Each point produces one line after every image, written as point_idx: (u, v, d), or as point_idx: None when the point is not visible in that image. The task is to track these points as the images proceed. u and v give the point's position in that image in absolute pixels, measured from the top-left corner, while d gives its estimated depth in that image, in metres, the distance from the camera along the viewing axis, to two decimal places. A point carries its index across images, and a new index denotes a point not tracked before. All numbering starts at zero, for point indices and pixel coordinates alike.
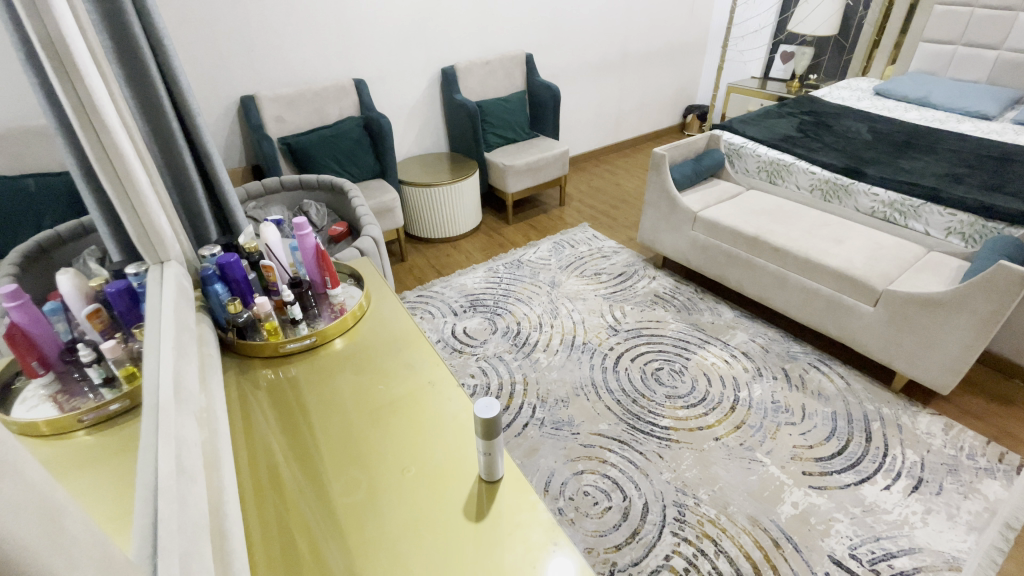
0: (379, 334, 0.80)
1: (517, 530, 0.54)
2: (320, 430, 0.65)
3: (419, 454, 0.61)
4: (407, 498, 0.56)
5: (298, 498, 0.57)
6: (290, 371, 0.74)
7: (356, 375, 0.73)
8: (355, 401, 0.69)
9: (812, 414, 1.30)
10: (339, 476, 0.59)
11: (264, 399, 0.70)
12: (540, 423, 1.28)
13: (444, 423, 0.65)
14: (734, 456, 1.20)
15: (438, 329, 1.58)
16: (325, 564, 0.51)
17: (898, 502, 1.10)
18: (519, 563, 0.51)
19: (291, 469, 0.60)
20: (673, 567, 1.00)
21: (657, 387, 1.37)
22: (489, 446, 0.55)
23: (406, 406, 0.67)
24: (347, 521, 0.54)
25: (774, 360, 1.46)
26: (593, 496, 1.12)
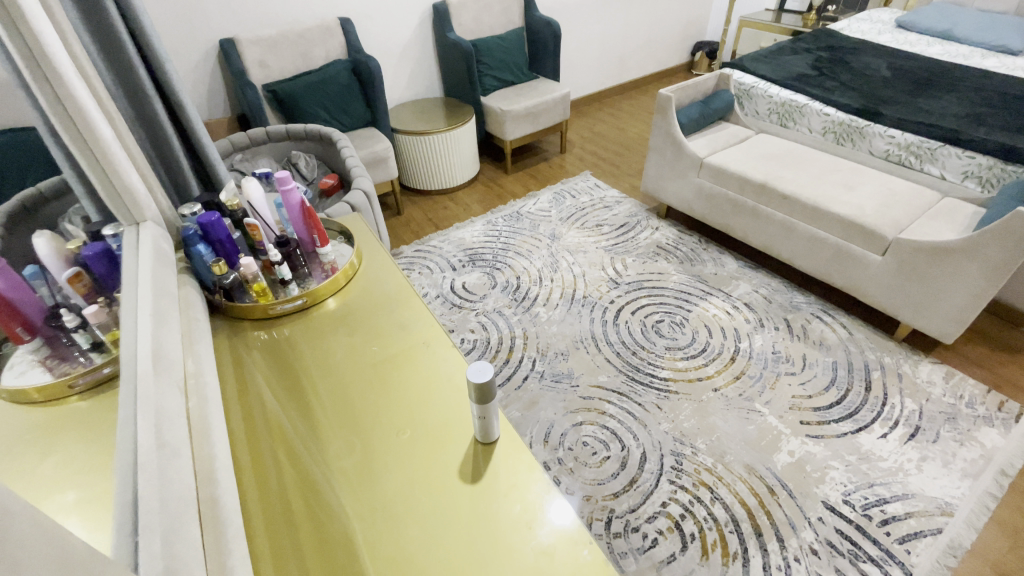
0: (372, 293, 0.78)
1: (513, 490, 0.53)
2: (315, 390, 0.64)
3: (415, 414, 0.60)
4: (403, 461, 0.56)
5: (295, 459, 0.57)
6: (283, 332, 0.73)
7: (350, 335, 0.71)
8: (349, 361, 0.67)
9: (813, 364, 1.29)
10: (335, 437, 0.58)
11: (257, 359, 0.69)
12: (540, 376, 1.28)
13: (441, 382, 0.64)
14: (732, 407, 1.20)
15: (437, 284, 1.56)
16: (322, 526, 0.51)
17: (894, 449, 1.11)
18: (516, 523, 0.51)
19: (287, 430, 0.60)
20: (670, 513, 1.03)
21: (657, 339, 1.36)
22: (483, 410, 0.54)
23: (401, 366, 0.66)
24: (346, 483, 0.54)
25: (777, 311, 1.44)
26: (592, 446, 1.14)
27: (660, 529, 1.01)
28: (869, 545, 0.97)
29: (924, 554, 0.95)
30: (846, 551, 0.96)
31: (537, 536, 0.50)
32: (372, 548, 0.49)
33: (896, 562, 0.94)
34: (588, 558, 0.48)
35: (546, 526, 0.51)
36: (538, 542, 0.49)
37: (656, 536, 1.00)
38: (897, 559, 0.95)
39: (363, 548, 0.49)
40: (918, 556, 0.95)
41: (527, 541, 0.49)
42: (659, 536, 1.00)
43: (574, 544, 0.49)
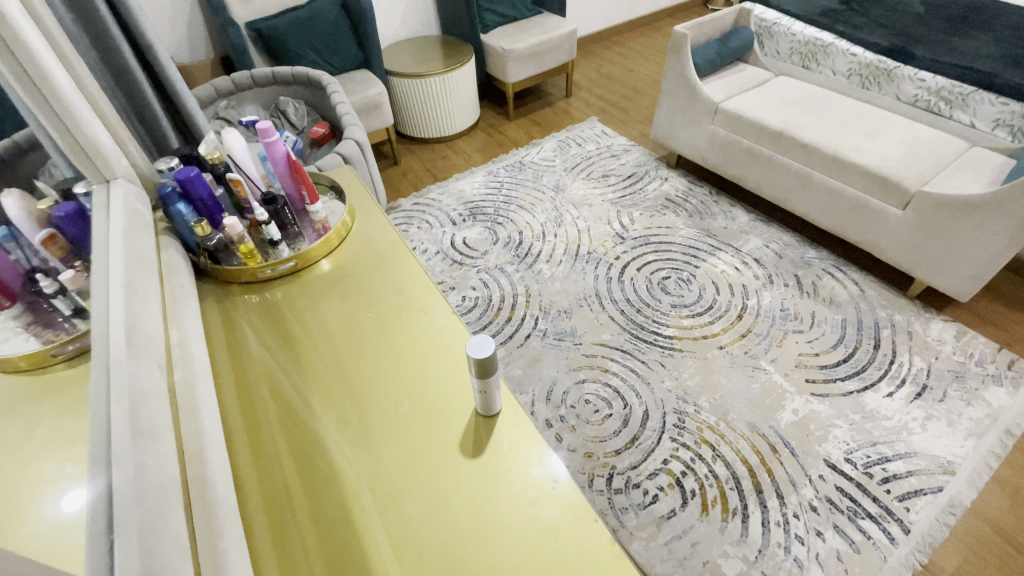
0: (367, 254, 0.74)
1: (515, 466, 0.52)
2: (307, 360, 0.61)
3: (414, 386, 0.58)
4: (400, 434, 0.54)
5: (288, 431, 0.55)
6: (273, 296, 0.69)
7: (344, 300, 0.68)
8: (344, 328, 0.64)
9: (821, 322, 1.27)
10: (331, 410, 0.56)
11: (247, 326, 0.66)
12: (543, 334, 1.26)
13: (440, 351, 0.61)
14: (737, 364, 1.19)
15: (437, 240, 1.51)
16: (318, 501, 0.50)
17: (899, 408, 1.10)
18: (518, 500, 0.49)
19: (280, 402, 0.57)
20: (671, 471, 1.03)
21: (663, 296, 1.33)
22: (484, 385, 0.51)
23: (398, 333, 0.63)
24: (342, 458, 0.52)
25: (787, 267, 1.39)
26: (594, 404, 1.13)
27: (661, 485, 1.01)
28: (868, 503, 0.98)
29: (922, 512, 0.96)
30: (845, 508, 0.97)
31: (539, 515, 0.48)
32: (370, 526, 0.48)
33: (894, 519, 0.95)
34: (594, 536, 0.47)
35: (551, 502, 0.49)
36: (543, 520, 0.48)
37: (657, 493, 1.00)
38: (896, 516, 0.95)
39: (362, 527, 0.48)
40: (916, 513, 0.96)
41: (531, 519, 0.48)
42: (660, 493, 1.00)
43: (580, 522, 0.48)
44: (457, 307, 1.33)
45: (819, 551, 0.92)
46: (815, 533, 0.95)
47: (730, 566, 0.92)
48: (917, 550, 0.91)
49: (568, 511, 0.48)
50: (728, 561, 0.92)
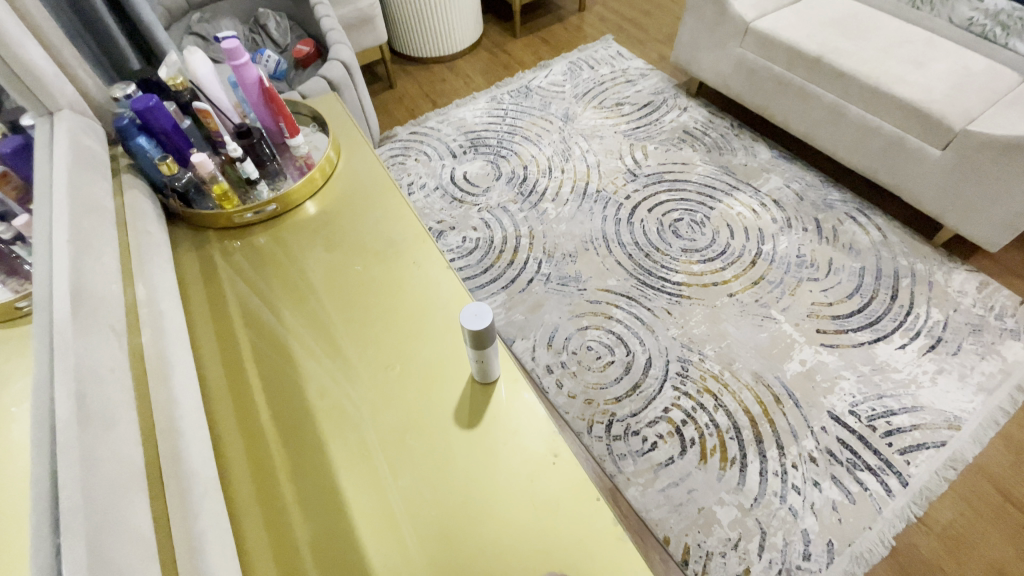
0: (355, 197, 0.68)
1: (513, 439, 0.48)
2: (291, 316, 0.57)
3: (405, 348, 0.54)
4: (389, 400, 0.51)
5: (271, 394, 0.52)
6: (252, 246, 0.64)
7: (330, 251, 0.63)
8: (330, 283, 0.60)
9: (839, 270, 1.21)
10: (316, 374, 0.53)
11: (225, 279, 0.61)
12: (546, 278, 1.21)
13: (434, 309, 0.57)
14: (747, 313, 1.14)
15: (435, 174, 1.42)
16: (301, 470, 0.47)
17: (910, 361, 1.07)
18: (515, 476, 0.46)
19: (262, 363, 0.54)
20: (671, 419, 1.02)
21: (674, 239, 1.26)
22: (481, 355, 0.47)
23: (389, 288, 0.59)
24: (328, 425, 0.50)
25: (807, 210, 1.31)
26: (596, 351, 1.10)
27: (660, 434, 1.00)
28: (868, 455, 0.97)
29: (922, 465, 0.95)
30: (844, 460, 0.97)
31: (537, 492, 0.46)
32: (357, 500, 0.46)
33: (893, 472, 0.95)
34: (596, 517, 0.44)
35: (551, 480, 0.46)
36: (541, 498, 0.45)
37: (656, 440, 1.00)
38: (895, 469, 0.95)
39: (349, 501, 0.46)
40: (916, 467, 0.95)
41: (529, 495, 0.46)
42: (658, 441, 1.00)
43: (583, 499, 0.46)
44: (457, 248, 1.28)
45: (815, 501, 0.93)
46: (812, 483, 0.95)
47: (725, 513, 0.93)
48: (912, 503, 0.92)
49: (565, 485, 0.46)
50: (723, 508, 0.93)
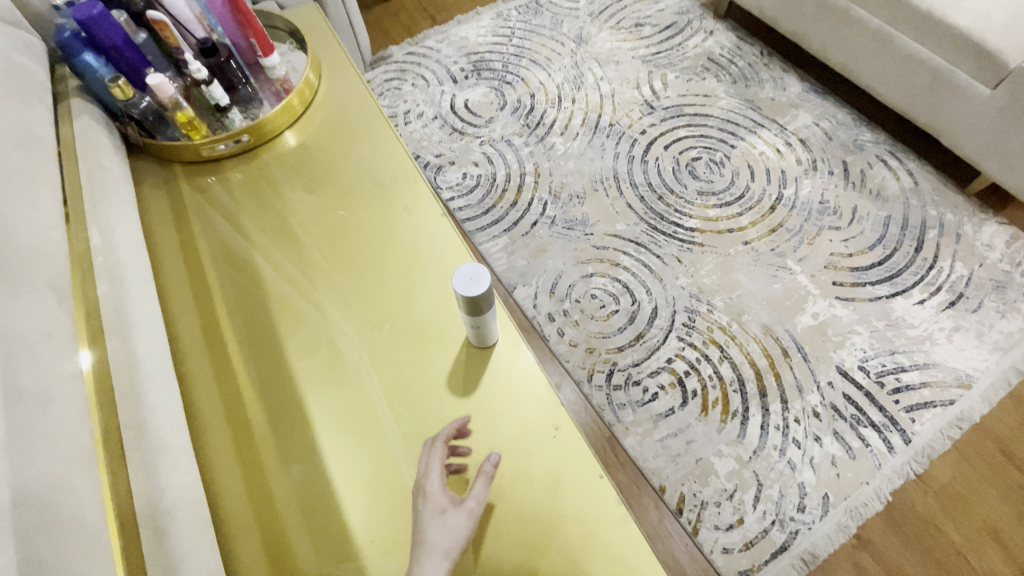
0: (348, 167, 0.69)
1: (511, 409, 0.53)
2: (283, 273, 0.61)
3: (395, 308, 0.59)
4: (368, 370, 0.55)
5: (253, 358, 0.57)
6: (242, 199, 0.67)
7: (316, 222, 0.65)
8: (314, 253, 0.63)
9: (862, 219, 1.13)
10: (298, 341, 0.57)
11: (217, 233, 0.65)
12: (551, 221, 1.14)
13: (425, 273, 0.60)
14: (761, 263, 1.08)
15: (434, 102, 1.31)
16: (280, 430, 0.53)
17: (927, 317, 1.03)
18: (516, 445, 0.51)
19: (245, 329, 0.58)
20: (674, 369, 0.99)
21: (690, 181, 1.18)
22: (476, 319, 0.51)
23: (380, 250, 0.62)
24: (314, 377, 0.55)
25: (835, 152, 1.22)
26: (600, 300, 1.06)
27: (662, 384, 0.98)
28: (873, 412, 0.95)
29: (928, 424, 0.93)
30: (848, 416, 0.95)
31: (536, 460, 0.50)
32: (335, 446, 0.52)
33: (897, 429, 0.93)
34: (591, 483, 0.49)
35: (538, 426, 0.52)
36: (541, 465, 0.50)
37: (657, 391, 0.97)
38: (899, 426, 0.94)
39: (327, 447, 0.52)
40: (920, 425, 0.93)
41: (513, 437, 0.52)
42: (659, 391, 0.98)
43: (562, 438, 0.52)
44: (457, 185, 1.20)
45: (814, 456, 0.92)
46: (813, 438, 0.93)
47: (722, 465, 0.92)
48: (913, 460, 0.91)
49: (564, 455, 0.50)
50: (721, 460, 0.92)
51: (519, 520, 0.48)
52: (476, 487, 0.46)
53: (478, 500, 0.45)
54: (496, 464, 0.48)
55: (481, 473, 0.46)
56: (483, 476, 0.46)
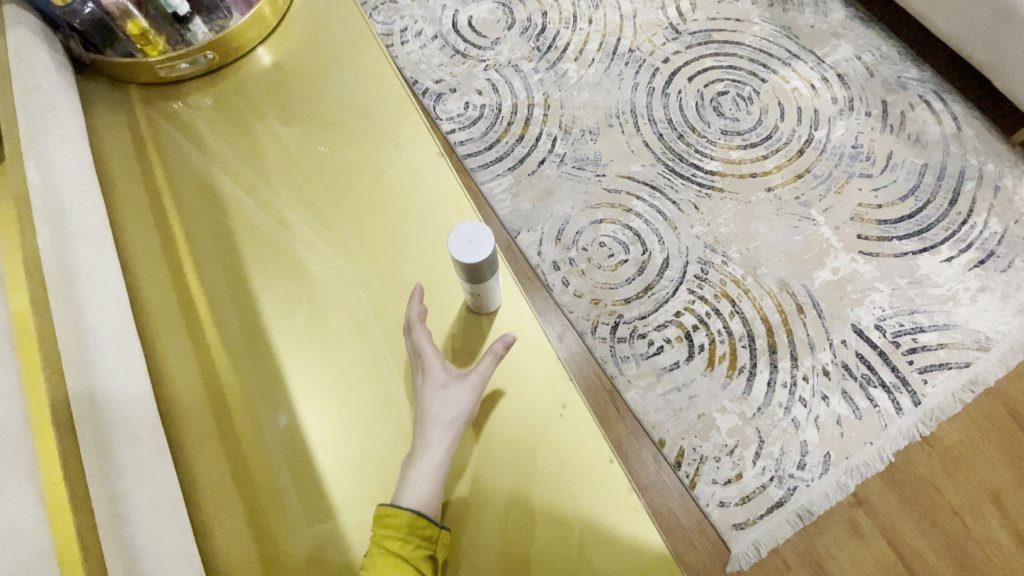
0: (337, 141, 0.73)
1: (513, 383, 0.62)
2: (261, 243, 0.67)
3: (386, 270, 0.66)
4: (345, 340, 0.63)
5: (234, 321, 0.64)
6: (227, 167, 0.72)
7: (300, 193, 0.70)
8: (296, 224, 0.68)
9: (896, 167, 1.05)
10: (276, 309, 0.64)
11: (201, 203, 0.70)
12: (560, 160, 1.06)
13: (417, 229, 0.68)
14: (783, 213, 1.01)
15: (435, 19, 1.18)
16: (257, 387, 0.60)
17: (953, 276, 0.97)
18: (521, 416, 0.61)
19: (226, 293, 0.65)
20: (682, 324, 0.95)
21: (714, 118, 1.08)
22: (476, 281, 0.55)
23: (373, 212, 0.69)
24: (291, 344, 0.62)
25: (874, 90, 1.11)
26: (609, 248, 0.99)
27: (668, 338, 0.94)
28: (885, 372, 0.92)
29: (940, 386, 0.91)
30: (858, 375, 0.92)
31: (539, 430, 0.60)
32: (310, 410, 0.59)
33: (907, 390, 0.91)
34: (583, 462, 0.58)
35: (550, 399, 0.61)
36: (544, 434, 0.60)
37: (663, 345, 0.94)
38: (909, 388, 0.91)
39: (303, 410, 0.59)
40: (932, 387, 0.91)
41: (527, 389, 0.62)
42: (665, 345, 0.94)
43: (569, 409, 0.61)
44: (458, 115, 1.10)
45: (819, 414, 0.90)
46: (820, 397, 0.91)
47: (725, 421, 0.90)
48: (920, 422, 0.89)
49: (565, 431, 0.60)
50: (724, 416, 0.90)
51: (514, 448, 0.60)
52: (484, 362, 0.57)
53: (483, 374, 0.57)
54: (511, 343, 0.58)
55: (488, 352, 0.57)
56: (489, 354, 0.57)
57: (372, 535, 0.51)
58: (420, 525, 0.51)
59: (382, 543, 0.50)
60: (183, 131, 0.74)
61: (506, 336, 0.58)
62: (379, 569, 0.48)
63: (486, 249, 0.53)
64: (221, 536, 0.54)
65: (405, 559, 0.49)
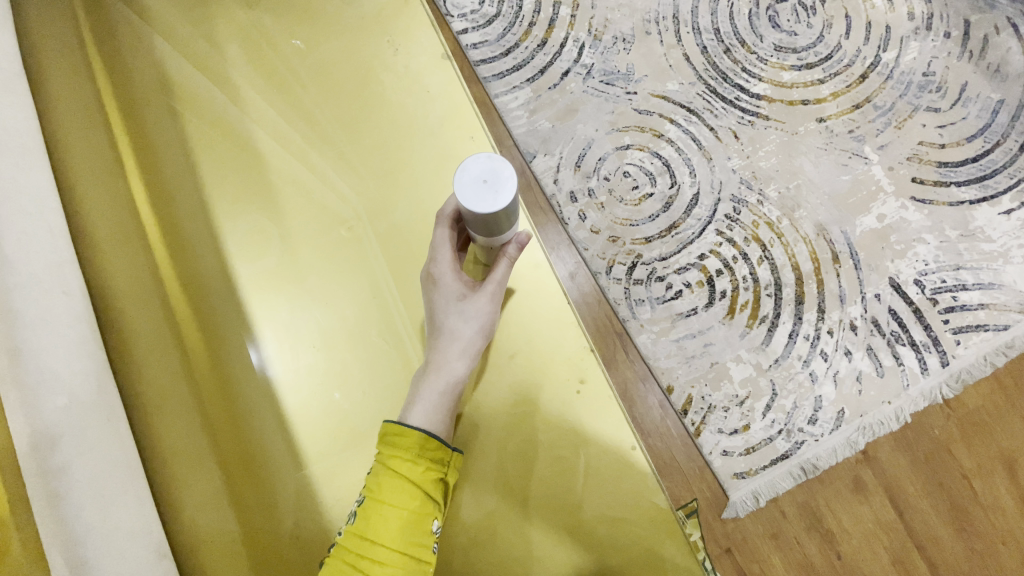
0: (323, 58, 0.67)
1: (523, 343, 0.61)
2: (230, 168, 0.64)
3: (373, 202, 0.63)
4: (323, 280, 0.61)
5: (195, 250, 0.60)
6: (200, 71, 0.66)
7: (281, 115, 0.66)
8: (275, 148, 0.65)
9: (969, 101, 0.91)
10: (242, 245, 0.61)
11: (165, 122, 0.64)
12: (586, 73, 0.93)
13: (410, 157, 0.64)
14: (832, 148, 0.90)
15: None
16: (223, 321, 0.58)
17: (1009, 231, 0.88)
18: (530, 370, 0.60)
19: (191, 219, 0.61)
20: (705, 267, 0.88)
21: (768, 31, 0.94)
22: (490, 228, 0.49)
23: (359, 139, 0.65)
24: (259, 282, 0.60)
25: (957, 7, 0.95)
26: (633, 179, 0.90)
27: (688, 282, 0.88)
28: (917, 330, 0.86)
29: (973, 349, 0.85)
30: (887, 332, 0.86)
31: (550, 389, 0.60)
32: (281, 351, 0.58)
33: (937, 350, 0.85)
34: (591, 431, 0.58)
35: (568, 373, 0.60)
36: (556, 391, 0.60)
37: (682, 289, 0.87)
38: (939, 348, 0.85)
39: (274, 351, 0.58)
40: (964, 348, 0.85)
41: (547, 352, 0.61)
42: (685, 290, 0.87)
43: (588, 384, 0.60)
44: (472, 12, 0.95)
45: (839, 370, 0.85)
46: (843, 352, 0.86)
47: (738, 371, 0.86)
48: (945, 384, 0.84)
49: (586, 402, 0.59)
50: (739, 366, 0.86)
51: (522, 393, 0.60)
52: (501, 268, 0.54)
53: (499, 281, 0.55)
54: (524, 244, 0.55)
55: (502, 256, 0.54)
56: (504, 258, 0.54)
57: (380, 453, 0.50)
58: (430, 447, 0.50)
59: (389, 463, 0.48)
60: (146, 43, 0.67)
61: (519, 237, 0.55)
62: (388, 491, 0.47)
63: (500, 191, 0.46)
64: (187, 490, 0.49)
65: (415, 482, 0.48)
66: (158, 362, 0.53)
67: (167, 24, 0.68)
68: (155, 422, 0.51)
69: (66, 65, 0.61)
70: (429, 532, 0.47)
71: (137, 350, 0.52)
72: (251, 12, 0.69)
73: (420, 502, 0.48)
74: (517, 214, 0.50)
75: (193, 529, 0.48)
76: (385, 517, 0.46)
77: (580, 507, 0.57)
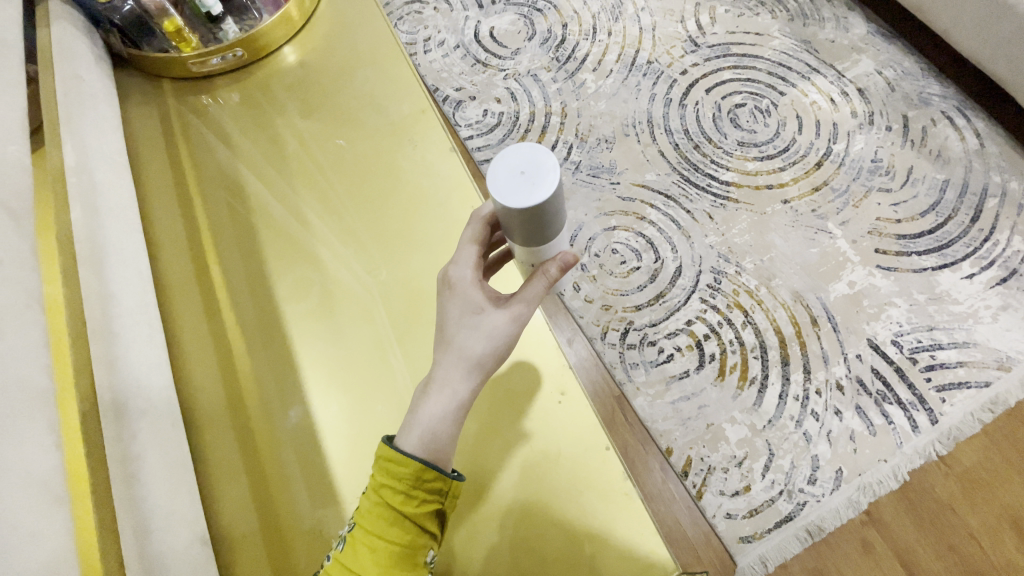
0: (355, 151, 0.81)
1: (510, 396, 0.69)
2: (274, 234, 0.76)
3: (390, 264, 0.73)
4: (344, 328, 0.69)
5: (244, 301, 0.71)
6: (253, 159, 0.82)
7: (317, 194, 0.79)
8: (311, 220, 0.77)
9: (917, 182, 1.03)
10: (281, 296, 0.72)
11: (225, 201, 0.78)
12: (575, 167, 1.08)
13: (423, 227, 0.75)
14: (799, 225, 1.01)
15: (457, 30, 1.23)
16: (257, 359, 0.67)
17: (974, 294, 0.95)
18: (519, 429, 0.67)
19: (241, 276, 0.73)
20: (692, 332, 0.95)
21: (731, 130, 1.10)
22: (526, 227, 0.55)
23: (380, 212, 0.77)
24: (292, 327, 0.70)
25: (895, 105, 1.10)
26: (621, 255, 1.00)
27: (678, 346, 0.94)
28: (901, 389, 0.90)
29: (959, 405, 0.88)
30: (873, 391, 0.90)
31: (540, 420, 0.67)
32: (307, 389, 0.66)
33: (924, 408, 0.88)
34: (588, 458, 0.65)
35: (550, 387, 0.69)
36: (546, 444, 0.66)
37: (673, 353, 0.94)
38: (927, 406, 0.88)
39: (300, 388, 0.66)
40: (950, 406, 0.88)
41: (532, 382, 0.70)
42: (675, 353, 0.94)
43: (567, 394, 0.68)
44: (477, 122, 1.13)
45: (831, 429, 0.88)
46: (833, 412, 0.89)
47: (734, 432, 0.89)
48: (937, 441, 0.86)
49: (571, 415, 0.67)
50: (733, 427, 0.89)
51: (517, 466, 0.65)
52: (537, 285, 0.60)
53: (529, 296, 0.59)
54: (567, 265, 0.61)
55: (541, 273, 0.60)
56: (543, 276, 0.60)
57: (377, 478, 0.53)
58: (427, 478, 0.52)
59: (384, 494, 0.52)
60: (210, 146, 0.83)
61: (564, 257, 0.60)
62: (380, 525, 0.51)
63: (535, 185, 0.52)
64: (227, 508, 0.59)
65: (406, 515, 0.52)
66: (206, 393, 0.65)
67: (229, 131, 0.84)
68: (206, 439, 0.62)
69: (159, 174, 0.80)
70: (423, 562, 0.52)
71: (193, 390, 0.65)
72: (299, 117, 0.85)
73: (413, 535, 0.52)
74: (550, 219, 0.56)
75: (227, 531, 0.57)
76: (375, 549, 0.51)
77: (575, 531, 0.61)
